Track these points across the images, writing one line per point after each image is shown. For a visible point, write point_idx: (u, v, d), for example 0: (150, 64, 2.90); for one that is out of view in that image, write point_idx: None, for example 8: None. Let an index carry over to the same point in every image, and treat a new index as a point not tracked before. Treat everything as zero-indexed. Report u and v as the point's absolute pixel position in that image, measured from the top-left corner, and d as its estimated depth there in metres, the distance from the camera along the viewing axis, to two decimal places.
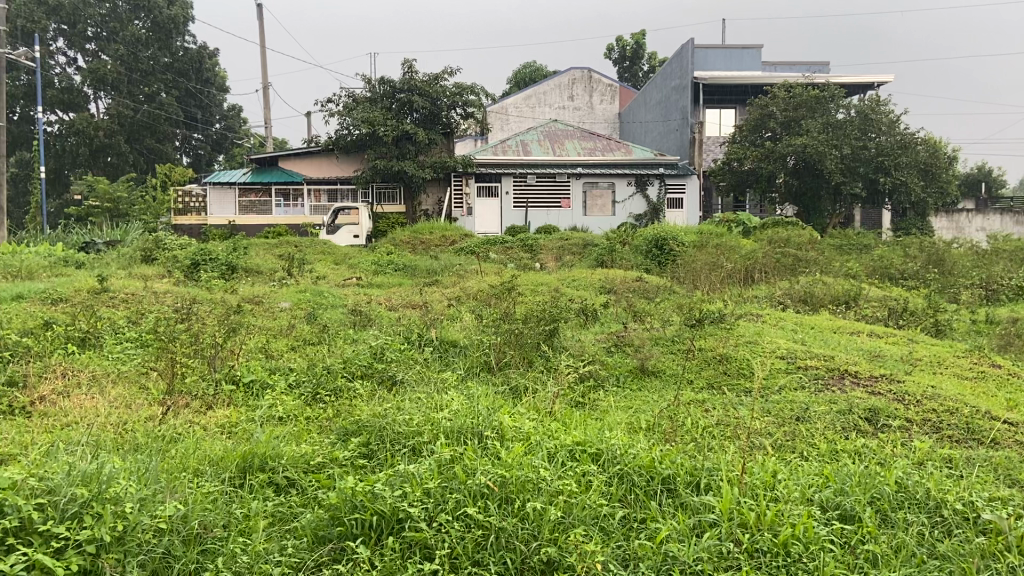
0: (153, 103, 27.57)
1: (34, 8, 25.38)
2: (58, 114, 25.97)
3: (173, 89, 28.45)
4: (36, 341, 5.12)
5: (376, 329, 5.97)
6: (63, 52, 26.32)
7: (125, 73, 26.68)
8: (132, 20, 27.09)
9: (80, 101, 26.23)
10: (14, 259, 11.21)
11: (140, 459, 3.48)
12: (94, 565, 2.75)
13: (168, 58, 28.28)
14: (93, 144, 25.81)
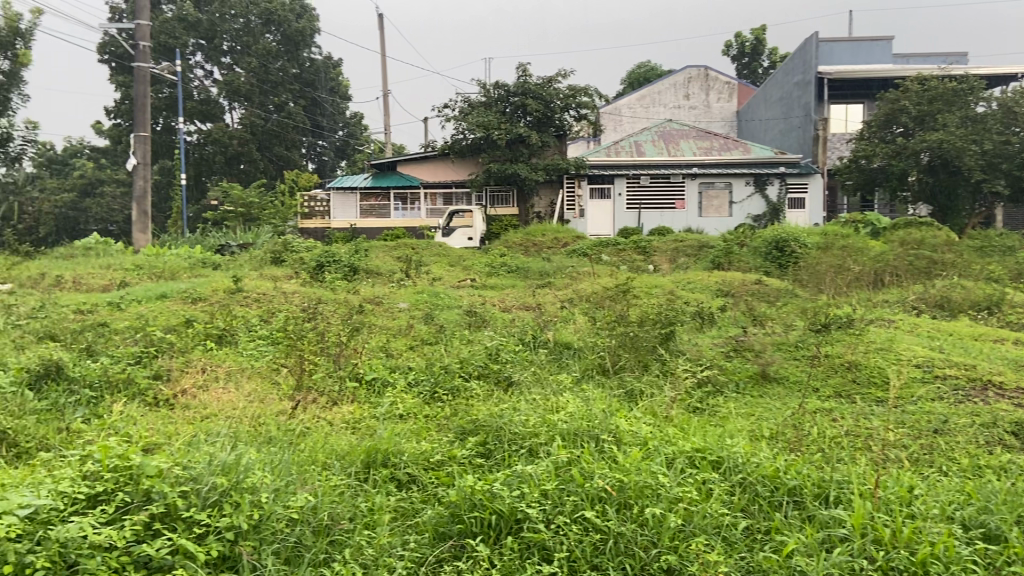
0: (281, 112, 29.03)
1: (175, 25, 27.09)
2: (197, 124, 27.69)
3: (299, 99, 29.85)
4: (178, 338, 5.48)
5: (491, 330, 6.07)
6: (201, 66, 27.99)
7: (257, 84, 28.17)
8: (264, 33, 28.49)
9: (217, 112, 27.93)
10: (158, 260, 12.07)
11: (272, 451, 3.67)
12: (233, 551, 2.94)
13: (295, 69, 29.72)
14: (227, 152, 27.44)
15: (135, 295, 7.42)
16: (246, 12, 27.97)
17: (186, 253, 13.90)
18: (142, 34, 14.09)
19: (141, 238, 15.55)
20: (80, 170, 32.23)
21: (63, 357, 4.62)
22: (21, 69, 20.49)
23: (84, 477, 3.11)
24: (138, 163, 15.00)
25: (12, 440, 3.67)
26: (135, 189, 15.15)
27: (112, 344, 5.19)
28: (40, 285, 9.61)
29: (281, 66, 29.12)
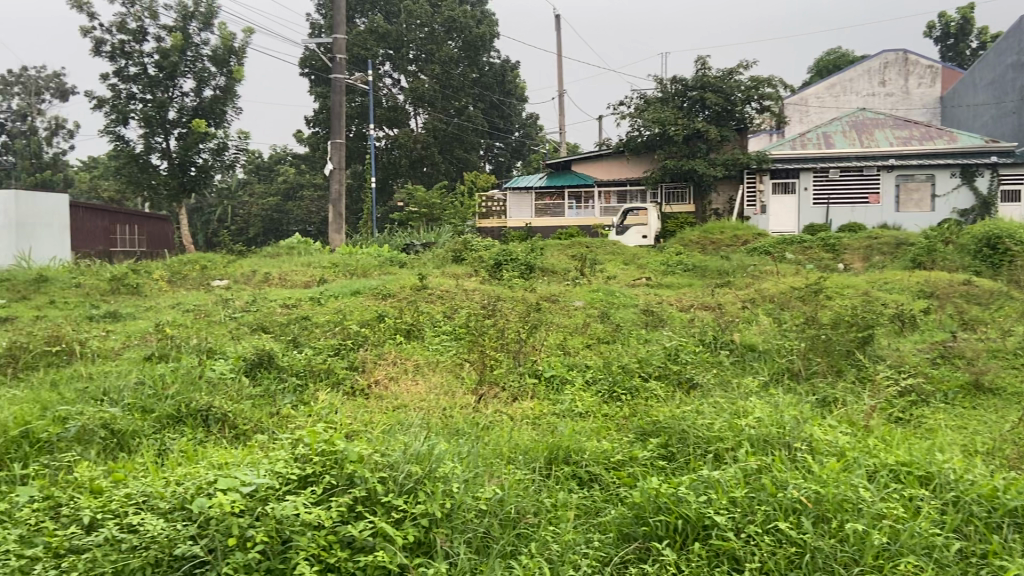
0: (462, 116, 29.92)
1: (367, 36, 28.75)
2: (386, 130, 29.31)
3: (479, 102, 30.86)
4: (371, 331, 5.83)
5: (669, 330, 5.94)
6: (390, 75, 29.61)
7: (440, 90, 29.29)
8: (447, 40, 29.46)
9: (403, 117, 29.42)
10: (350, 259, 12.83)
11: (462, 443, 3.81)
12: (427, 537, 3.08)
13: (476, 73, 30.69)
14: (412, 155, 29.22)
15: (332, 292, 7.95)
16: (431, 20, 29.03)
17: (376, 252, 14.76)
18: (340, 47, 15.09)
19: (336, 238, 16.67)
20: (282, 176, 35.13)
21: (274, 348, 5.07)
22: (234, 84, 22.62)
23: (295, 459, 3.39)
24: (335, 168, 16.11)
25: (233, 421, 4.08)
26: (332, 192, 16.27)
27: (314, 337, 5.61)
28: (252, 282, 10.59)
29: (462, 71, 30.12)
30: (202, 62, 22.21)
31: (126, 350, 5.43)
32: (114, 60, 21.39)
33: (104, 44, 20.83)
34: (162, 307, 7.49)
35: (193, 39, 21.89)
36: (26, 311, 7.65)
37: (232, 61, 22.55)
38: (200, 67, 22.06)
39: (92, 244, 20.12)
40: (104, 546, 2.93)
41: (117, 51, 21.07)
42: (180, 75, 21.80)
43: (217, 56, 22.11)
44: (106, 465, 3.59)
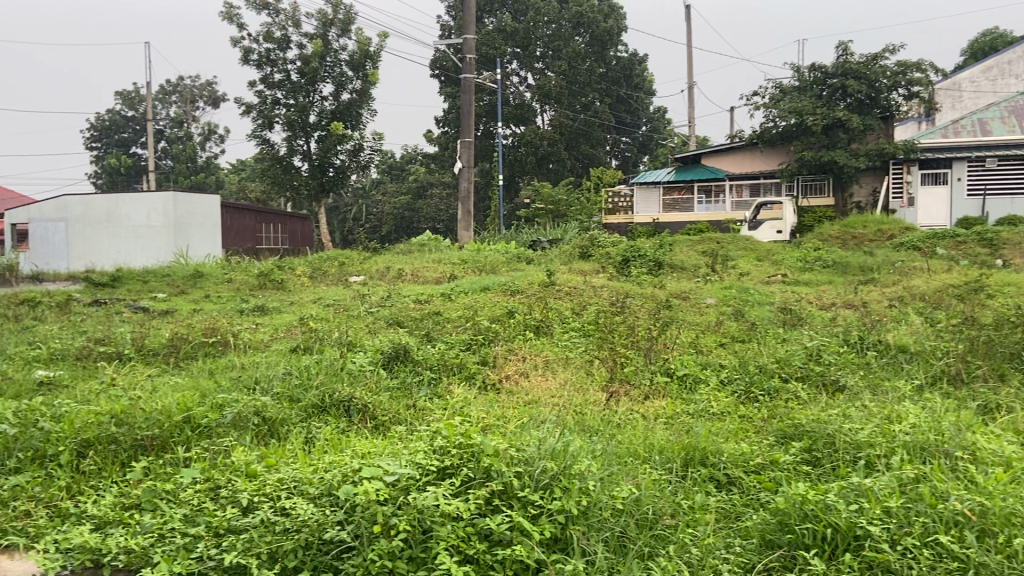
0: (588, 111, 30.22)
1: (496, 36, 29.28)
2: (513, 128, 29.66)
3: (606, 97, 30.75)
4: (502, 327, 5.91)
5: (809, 330, 5.66)
6: (518, 73, 30.00)
7: (567, 86, 29.44)
8: (574, 36, 29.55)
9: (530, 114, 29.67)
10: (479, 256, 13.06)
11: (595, 441, 3.78)
12: (564, 534, 3.07)
13: (603, 68, 30.59)
14: (538, 152, 29.27)
15: (462, 288, 8.08)
16: (558, 17, 29.45)
17: (503, 249, 14.94)
18: (469, 47, 15.39)
19: (465, 235, 17.05)
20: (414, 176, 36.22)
21: (409, 342, 5.25)
22: (370, 87, 23.52)
23: (434, 451, 3.48)
24: (464, 166, 16.46)
25: (372, 413, 4.26)
26: (461, 190, 16.64)
27: (446, 331, 5.74)
28: (386, 278, 10.99)
29: (589, 66, 30.03)
30: (341, 67, 23.24)
31: (274, 342, 5.74)
32: (260, 68, 22.73)
33: (252, 52, 22.17)
34: (305, 302, 7.85)
35: (332, 45, 22.94)
36: (186, 304, 8.23)
37: (368, 65, 23.45)
38: (338, 72, 23.08)
39: (240, 242, 21.59)
40: (259, 527, 3.11)
41: (263, 59, 22.40)
42: (320, 80, 22.90)
43: (354, 61, 23.07)
44: (259, 451, 3.82)
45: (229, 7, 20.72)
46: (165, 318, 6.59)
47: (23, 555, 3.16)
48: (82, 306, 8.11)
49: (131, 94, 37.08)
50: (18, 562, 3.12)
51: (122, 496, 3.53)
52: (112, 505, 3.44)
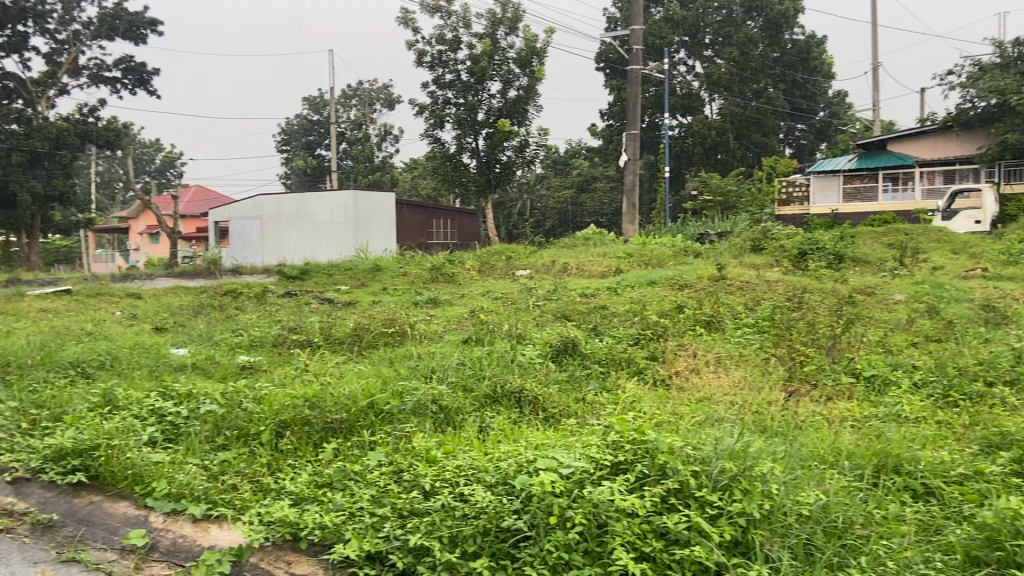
0: (761, 98, 28.98)
1: (663, 25, 28.75)
2: (679, 118, 29.10)
3: (780, 83, 29.44)
4: (672, 322, 5.80)
5: (1017, 330, 5.15)
6: (685, 62, 29.41)
7: (737, 73, 28.42)
8: (746, 20, 28.62)
9: (697, 104, 28.98)
10: (645, 249, 12.93)
11: (777, 443, 3.63)
12: (745, 538, 2.96)
13: (777, 53, 29.32)
14: (706, 142, 28.55)
15: (628, 282, 8.02)
16: (730, 2, 28.42)
17: (669, 242, 14.68)
18: (636, 38, 15.24)
19: (629, 228, 16.97)
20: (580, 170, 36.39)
21: (577, 336, 5.30)
22: (536, 83, 23.84)
23: (608, 445, 3.46)
24: (629, 159, 16.37)
25: (543, 404, 4.33)
26: (626, 183, 16.55)
27: (614, 325, 5.72)
28: (552, 271, 11.10)
29: (762, 51, 29.14)
30: (508, 65, 23.72)
31: (447, 334, 5.96)
32: (433, 70, 23.68)
33: (425, 55, 23.15)
34: (475, 295, 8.10)
35: (501, 44, 23.44)
36: (367, 296, 8.72)
37: (534, 61, 23.78)
38: (506, 69, 23.58)
39: (409, 237, 22.65)
40: (440, 511, 3.23)
41: (435, 61, 23.31)
42: (489, 79, 23.50)
43: (521, 58, 23.49)
44: (437, 438, 3.98)
45: (405, 11, 21.69)
46: (349, 309, 7.02)
47: (230, 525, 3.47)
48: (276, 297, 8.80)
49: (316, 99, 39.92)
50: (226, 532, 3.43)
51: (316, 475, 3.79)
52: (306, 483, 3.71)
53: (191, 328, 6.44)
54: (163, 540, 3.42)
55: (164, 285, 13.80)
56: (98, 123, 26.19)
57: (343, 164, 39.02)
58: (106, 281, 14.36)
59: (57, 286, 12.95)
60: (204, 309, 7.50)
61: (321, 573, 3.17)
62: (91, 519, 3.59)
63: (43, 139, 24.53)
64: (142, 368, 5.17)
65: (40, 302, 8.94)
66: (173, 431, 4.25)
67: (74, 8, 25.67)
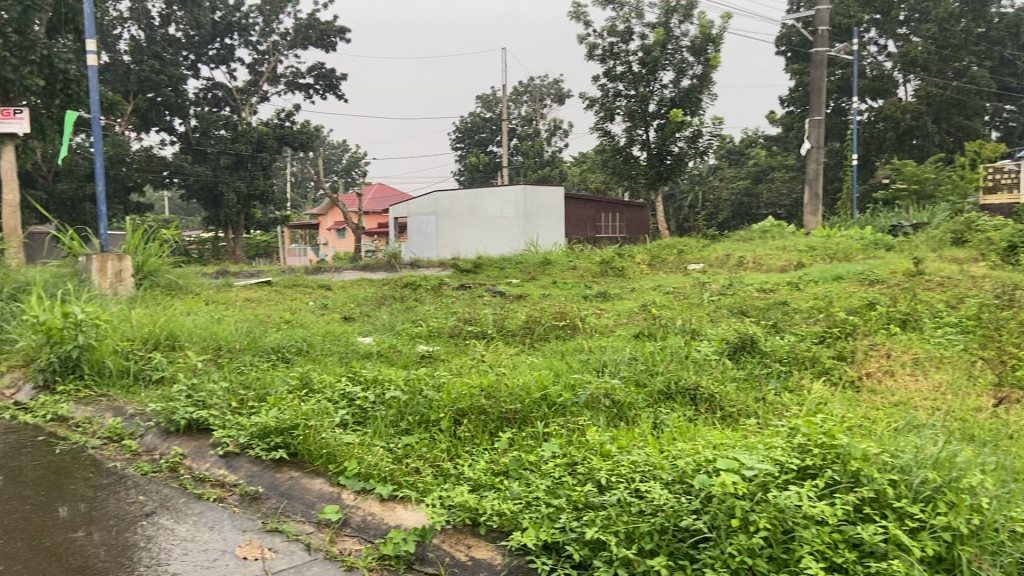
0: (963, 77, 26.59)
1: (852, 3, 26.79)
2: (869, 102, 27.27)
3: (986, 60, 26.90)
4: (862, 320, 5.43)
5: None
6: (876, 42, 27.58)
7: (936, 51, 26.36)
8: None
9: (889, 86, 27.01)
10: (831, 242, 12.23)
11: (988, 453, 3.30)
12: (951, 554, 2.72)
13: (982, 27, 26.89)
14: (899, 127, 26.43)
15: (811, 277, 7.61)
16: None
17: (857, 235, 13.78)
18: (822, 20, 14.79)
19: (812, 220, 16.30)
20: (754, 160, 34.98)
21: (756, 333, 5.12)
22: (711, 71, 23.17)
23: (794, 449, 3.30)
24: (812, 147, 15.92)
25: (720, 402, 4.21)
26: (808, 172, 16.08)
27: (795, 323, 5.47)
28: (726, 265, 10.76)
29: (965, 26, 26.76)
30: (682, 54, 23.25)
31: (618, 328, 5.93)
32: (604, 62, 23.74)
33: (597, 48, 23.28)
34: (646, 289, 8.01)
35: (674, 32, 23.02)
36: (538, 289, 8.83)
37: (709, 49, 23.13)
38: (679, 58, 23.11)
39: (576, 231, 22.99)
40: (616, 506, 3.20)
41: (607, 54, 23.37)
42: (661, 69, 23.16)
43: (695, 46, 22.92)
44: (611, 433, 3.96)
45: (578, 6, 21.82)
46: (520, 302, 7.16)
47: (415, 506, 3.63)
48: (452, 289, 9.12)
49: (489, 97, 41.08)
50: (410, 512, 3.60)
51: (493, 463, 3.89)
52: (484, 470, 3.81)
53: (375, 318, 6.81)
54: (354, 516, 3.64)
55: (351, 277, 14.73)
56: (293, 126, 28.49)
57: (513, 160, 39.98)
58: (300, 273, 15.57)
59: (259, 276, 14.16)
60: (386, 301, 7.92)
61: (499, 559, 3.24)
62: (291, 493, 3.89)
63: (247, 143, 26.93)
64: (333, 354, 5.54)
65: (246, 292, 9.81)
66: (361, 415, 4.52)
67: (274, 21, 27.95)
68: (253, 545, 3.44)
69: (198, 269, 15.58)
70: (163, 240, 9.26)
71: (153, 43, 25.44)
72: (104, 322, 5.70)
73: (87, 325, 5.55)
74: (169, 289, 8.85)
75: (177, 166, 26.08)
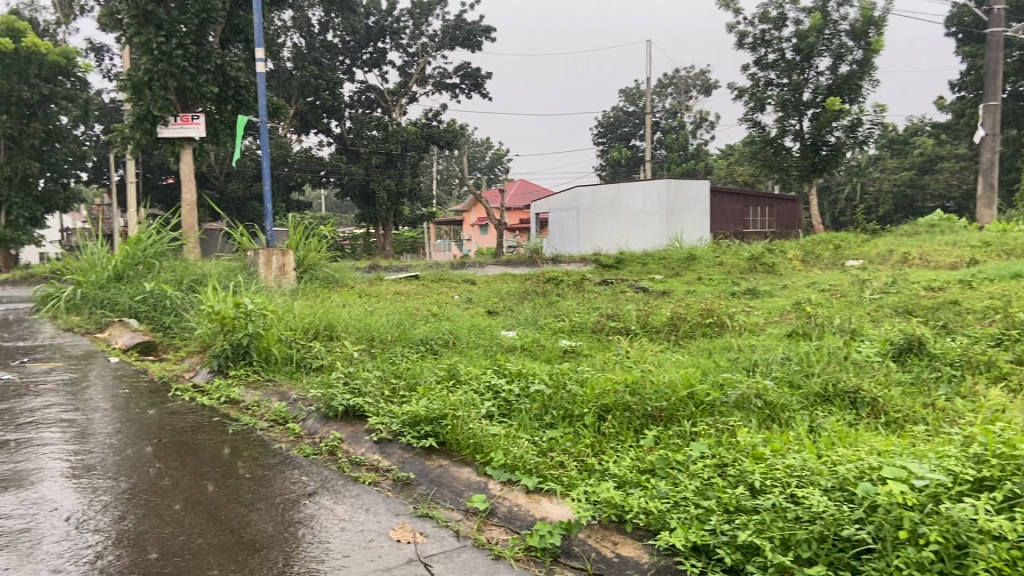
0: None
1: None
2: None
3: None
4: None
5: None
6: None
7: None
8: None
9: None
10: (1010, 237, 11.27)
11: None
12: None
13: None
14: None
15: (987, 274, 7.02)
16: None
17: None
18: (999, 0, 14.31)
19: (987, 213, 15.05)
20: (917, 149, 32.65)
21: (924, 334, 4.79)
22: (872, 55, 21.87)
23: (968, 458, 3.06)
24: (987, 134, 15.08)
25: (882, 407, 3.97)
26: (983, 161, 15.14)
27: (969, 324, 5.07)
28: (889, 262, 10.15)
29: None
30: (840, 38, 22.11)
31: (768, 326, 5.72)
32: (755, 50, 23.10)
33: (747, 36, 22.74)
34: (799, 286, 7.68)
35: (832, 16, 21.94)
36: (683, 285, 8.65)
37: (871, 32, 21.84)
38: (837, 43, 22.00)
39: (722, 226, 22.47)
40: (771, 511, 3.07)
41: (758, 41, 22.73)
42: (817, 55, 22.19)
43: (855, 30, 21.75)
44: (763, 434, 3.81)
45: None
46: (664, 298, 7.02)
47: (560, 499, 3.64)
48: (594, 285, 9.10)
49: (632, 90, 40.73)
50: (555, 505, 3.61)
51: (638, 461, 3.83)
52: (630, 467, 3.77)
53: (519, 312, 6.90)
54: (500, 506, 3.70)
55: (496, 271, 15.08)
56: (440, 126, 29.37)
57: (656, 154, 39.47)
58: (446, 268, 16.10)
59: (409, 271, 14.78)
60: (529, 295, 8.01)
61: (647, 557, 3.18)
62: (441, 481, 4.01)
63: (397, 143, 28.04)
64: (478, 347, 5.67)
65: (396, 285, 10.20)
66: (506, 407, 4.60)
67: (423, 23, 28.92)
68: (406, 529, 3.57)
69: (354, 263, 16.43)
70: (321, 237, 9.79)
71: (313, 49, 26.94)
72: (270, 313, 6.09)
73: (256, 314, 5.94)
74: (327, 282, 9.35)
75: (334, 166, 27.57)
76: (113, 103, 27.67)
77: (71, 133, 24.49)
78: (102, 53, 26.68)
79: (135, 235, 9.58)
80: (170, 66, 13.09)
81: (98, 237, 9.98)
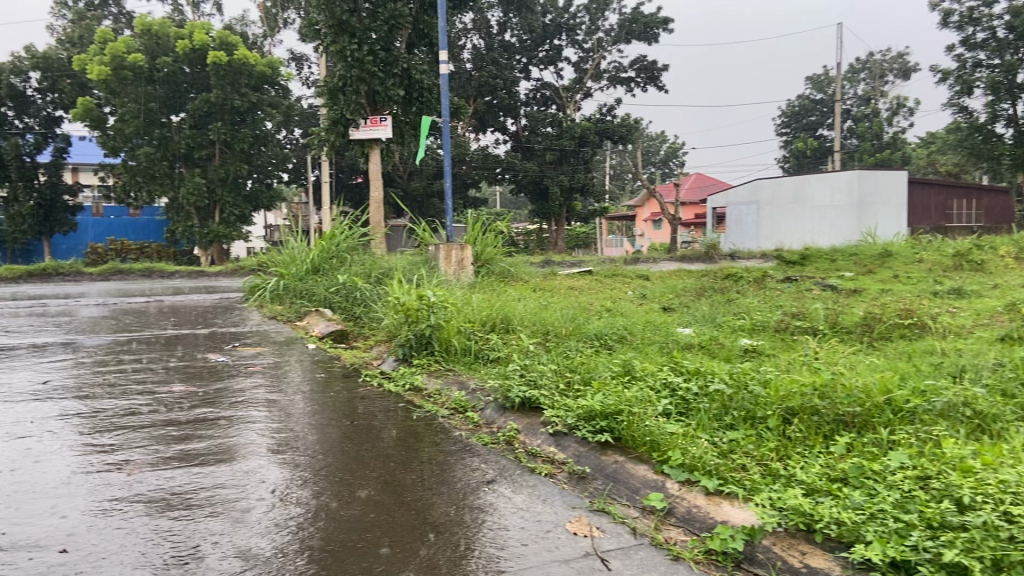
0: None
1: None
2: None
3: None
4: None
5: None
6: None
7: None
8: None
9: None
10: None
11: None
12: None
13: None
14: None
15: None
16: None
17: None
18: None
19: None
20: None
21: None
22: None
23: None
24: None
25: None
26: None
27: None
28: None
29: None
30: None
31: (977, 330, 5.23)
32: (962, 30, 21.15)
33: (953, 15, 20.86)
34: (1015, 285, 6.94)
35: None
36: (876, 284, 8.06)
37: None
38: None
39: (922, 220, 20.88)
40: (981, 530, 2.79)
41: (965, 20, 20.79)
42: None
43: None
44: (972, 446, 3.48)
45: None
46: (855, 297, 6.59)
47: (741, 504, 3.49)
48: (777, 282, 8.71)
49: (821, 77, 38.71)
50: (737, 509, 3.46)
51: (828, 468, 3.60)
52: (819, 474, 3.55)
53: (696, 309, 6.73)
54: (679, 506, 3.62)
55: (671, 267, 14.84)
56: (614, 121, 29.28)
57: (845, 144, 37.09)
58: (619, 264, 15.99)
59: (583, 267, 14.77)
60: (706, 292, 7.79)
61: (838, 570, 2.97)
62: (617, 476, 3.98)
63: (571, 138, 28.25)
64: (654, 343, 5.59)
65: (571, 281, 10.27)
66: (684, 406, 4.49)
67: (600, 18, 28.91)
68: (582, 522, 3.58)
69: (529, 259, 16.68)
70: (498, 232, 10.06)
71: (491, 50, 27.75)
72: (451, 305, 6.32)
73: (437, 306, 6.20)
74: (503, 276, 9.60)
75: (509, 163, 28.27)
76: (311, 108, 29.92)
77: (274, 137, 26.75)
78: (302, 62, 28.93)
79: (330, 231, 10.29)
80: (363, 71, 13.96)
81: (297, 233, 10.82)
